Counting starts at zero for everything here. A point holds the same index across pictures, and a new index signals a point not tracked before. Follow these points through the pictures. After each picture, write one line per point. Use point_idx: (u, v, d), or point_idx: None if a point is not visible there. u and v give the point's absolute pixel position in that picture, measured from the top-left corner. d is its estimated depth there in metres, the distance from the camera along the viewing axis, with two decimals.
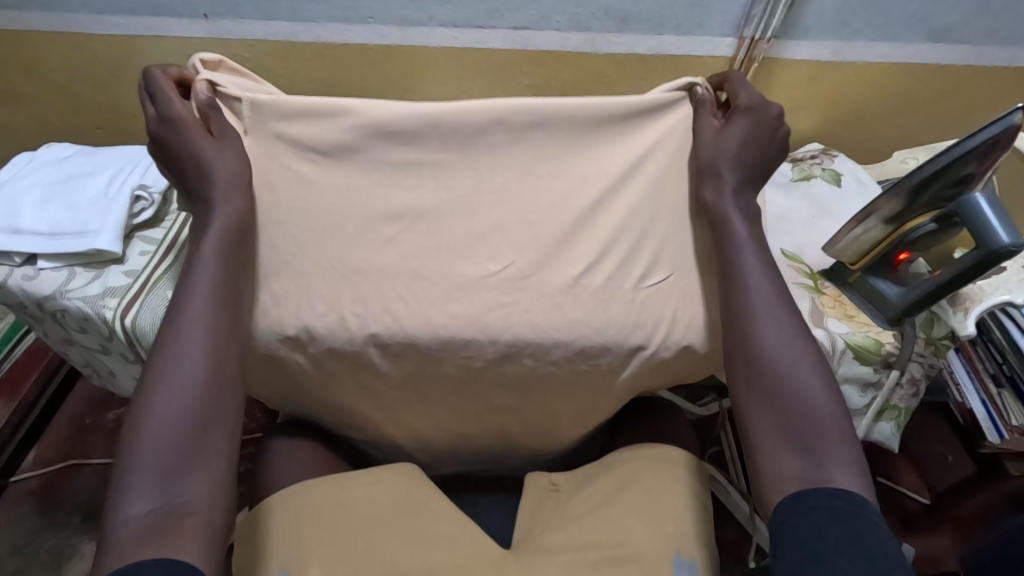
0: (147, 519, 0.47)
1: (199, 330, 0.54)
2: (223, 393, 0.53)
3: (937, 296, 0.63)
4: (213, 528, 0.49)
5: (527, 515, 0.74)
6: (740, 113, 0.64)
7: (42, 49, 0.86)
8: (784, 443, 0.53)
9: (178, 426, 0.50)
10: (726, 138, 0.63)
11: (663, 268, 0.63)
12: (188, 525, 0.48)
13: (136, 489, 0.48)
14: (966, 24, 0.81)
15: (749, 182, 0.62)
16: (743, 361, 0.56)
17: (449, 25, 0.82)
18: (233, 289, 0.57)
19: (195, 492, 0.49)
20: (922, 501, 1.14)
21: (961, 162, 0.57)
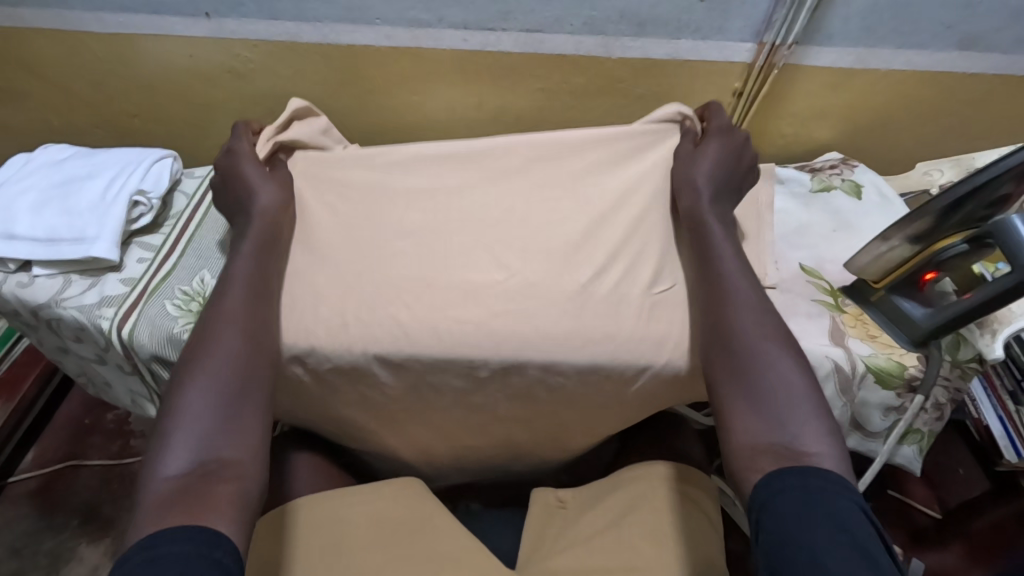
0: (175, 494, 0.46)
1: (232, 319, 0.56)
2: (260, 369, 0.54)
3: (966, 318, 0.59)
4: (243, 502, 0.47)
5: (533, 535, 0.72)
6: (714, 135, 0.68)
7: (40, 47, 0.84)
8: (764, 428, 0.50)
9: (207, 409, 0.50)
10: (700, 155, 0.67)
11: (669, 276, 0.63)
12: (224, 489, 0.47)
13: (174, 452, 0.48)
14: (997, 32, 0.77)
15: (721, 197, 0.65)
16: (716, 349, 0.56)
17: (459, 27, 0.79)
18: (262, 280, 0.59)
19: (227, 469, 0.48)
20: (934, 516, 1.11)
21: (997, 180, 0.54)
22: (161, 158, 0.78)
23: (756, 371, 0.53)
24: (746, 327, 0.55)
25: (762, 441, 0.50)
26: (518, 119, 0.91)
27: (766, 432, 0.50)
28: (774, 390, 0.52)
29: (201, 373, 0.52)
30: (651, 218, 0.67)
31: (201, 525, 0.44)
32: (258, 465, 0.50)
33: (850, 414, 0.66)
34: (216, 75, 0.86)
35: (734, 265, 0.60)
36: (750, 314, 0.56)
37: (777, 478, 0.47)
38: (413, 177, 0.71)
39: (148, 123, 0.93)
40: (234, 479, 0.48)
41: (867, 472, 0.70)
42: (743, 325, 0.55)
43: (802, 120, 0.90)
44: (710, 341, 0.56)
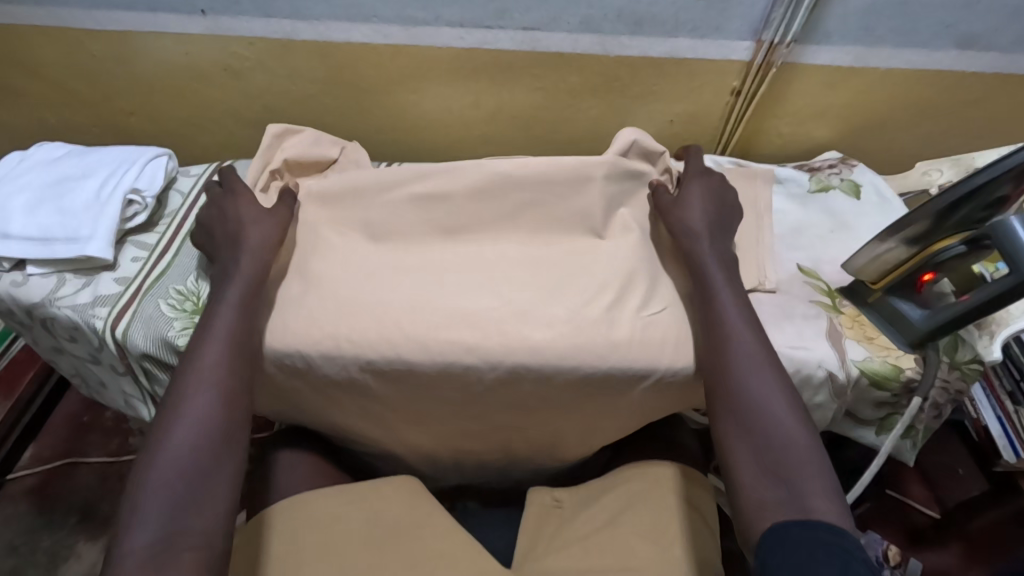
0: (149, 562, 0.47)
1: (208, 378, 0.56)
2: (231, 431, 0.54)
3: (963, 321, 0.59)
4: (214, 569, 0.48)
5: (528, 534, 0.72)
6: (696, 180, 0.70)
7: (34, 44, 0.83)
8: (768, 487, 0.52)
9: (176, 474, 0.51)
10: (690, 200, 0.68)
11: (658, 301, 0.63)
12: (188, 559, 0.47)
13: (140, 522, 0.48)
14: (997, 31, 0.77)
15: (717, 238, 0.66)
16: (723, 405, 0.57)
17: (456, 26, 0.79)
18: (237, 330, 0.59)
19: (193, 538, 0.48)
20: (932, 516, 1.10)
21: (995, 182, 0.54)
22: (156, 157, 0.77)
23: (761, 432, 0.54)
24: (753, 386, 0.56)
25: (766, 493, 0.52)
26: (515, 118, 0.90)
27: (770, 492, 0.52)
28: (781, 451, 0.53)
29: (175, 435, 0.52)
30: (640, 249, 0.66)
31: None
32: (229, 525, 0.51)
33: (842, 409, 0.67)
34: (211, 73, 0.85)
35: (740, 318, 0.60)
36: (758, 371, 0.57)
37: (778, 533, 0.49)
38: (422, 198, 0.69)
39: (144, 121, 0.93)
40: (198, 548, 0.48)
41: (863, 473, 0.68)
42: (751, 387, 0.56)
43: (801, 119, 0.89)
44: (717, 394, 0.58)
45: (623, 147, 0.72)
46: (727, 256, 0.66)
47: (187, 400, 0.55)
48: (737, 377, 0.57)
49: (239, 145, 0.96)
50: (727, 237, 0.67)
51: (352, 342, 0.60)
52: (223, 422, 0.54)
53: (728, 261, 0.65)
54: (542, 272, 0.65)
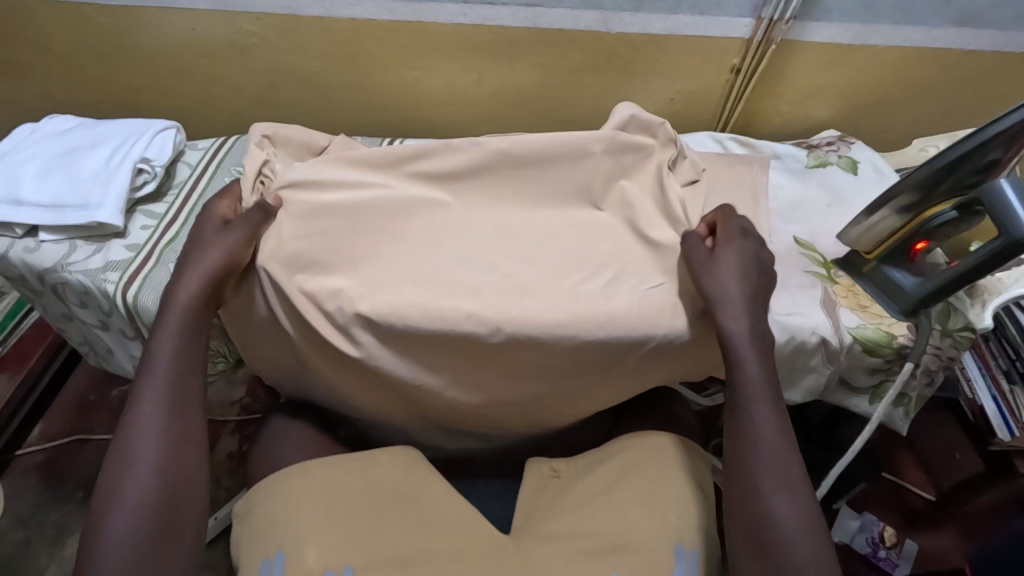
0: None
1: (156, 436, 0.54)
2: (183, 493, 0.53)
3: (954, 286, 0.60)
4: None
5: (526, 501, 0.74)
6: (730, 242, 0.63)
7: (44, 19, 0.85)
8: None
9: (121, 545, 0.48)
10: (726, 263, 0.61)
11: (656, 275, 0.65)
12: None
13: None
14: (994, 9, 0.78)
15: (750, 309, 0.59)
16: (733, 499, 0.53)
17: (459, 2, 0.80)
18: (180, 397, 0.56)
19: None
20: (928, 498, 1.11)
21: (986, 147, 0.55)
22: (165, 129, 0.79)
23: (764, 524, 0.51)
24: (768, 482, 0.52)
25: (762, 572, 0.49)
26: (517, 96, 0.91)
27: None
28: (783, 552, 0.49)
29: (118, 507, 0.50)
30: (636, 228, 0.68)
31: None
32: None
33: (836, 376, 0.68)
34: (219, 49, 0.87)
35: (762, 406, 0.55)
36: (770, 462, 0.53)
37: None
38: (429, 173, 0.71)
39: (152, 98, 0.94)
40: None
41: (856, 440, 0.68)
42: (767, 488, 0.52)
43: (799, 98, 0.90)
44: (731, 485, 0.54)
45: (622, 120, 0.73)
46: (762, 330, 0.59)
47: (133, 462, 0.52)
48: (752, 469, 0.53)
49: (245, 123, 0.97)
50: (765, 308, 0.60)
51: (353, 303, 0.61)
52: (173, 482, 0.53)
53: (760, 335, 0.59)
54: (539, 246, 0.68)
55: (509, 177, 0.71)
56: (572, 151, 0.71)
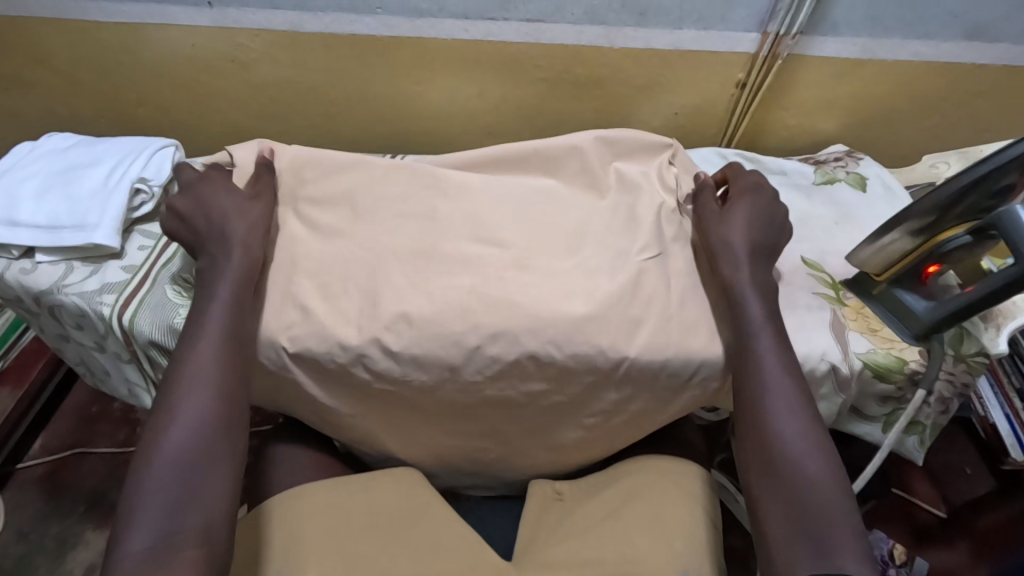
0: (145, 562, 0.46)
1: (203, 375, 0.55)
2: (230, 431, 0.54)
3: (969, 312, 0.59)
4: (209, 570, 0.47)
5: (528, 523, 0.72)
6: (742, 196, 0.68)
7: (44, 36, 0.84)
8: (793, 537, 0.50)
9: (175, 481, 0.49)
10: (733, 217, 0.66)
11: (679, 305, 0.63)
12: (183, 556, 0.46)
13: (140, 520, 0.47)
14: (1006, 21, 0.76)
15: (759, 261, 0.64)
16: (755, 457, 0.55)
17: (460, 17, 0.79)
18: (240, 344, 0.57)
19: (190, 535, 0.47)
20: (939, 514, 1.09)
21: (1000, 171, 0.54)
22: (164, 147, 0.78)
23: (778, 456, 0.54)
24: (786, 436, 0.54)
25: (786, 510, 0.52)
26: (519, 110, 0.90)
27: (792, 546, 0.50)
28: (800, 499, 0.52)
29: (171, 445, 0.51)
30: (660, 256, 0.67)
31: None
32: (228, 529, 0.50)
33: (848, 402, 0.66)
34: (218, 64, 0.86)
35: (774, 360, 0.58)
36: (786, 415, 0.56)
37: None
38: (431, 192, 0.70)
39: (152, 113, 0.94)
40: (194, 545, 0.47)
41: (868, 467, 0.67)
42: (790, 449, 0.54)
43: (806, 112, 0.89)
44: (748, 443, 0.56)
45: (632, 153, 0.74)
46: (768, 283, 0.64)
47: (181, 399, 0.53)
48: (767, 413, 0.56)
49: (245, 137, 0.96)
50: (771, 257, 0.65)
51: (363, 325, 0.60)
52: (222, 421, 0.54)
53: (767, 287, 0.63)
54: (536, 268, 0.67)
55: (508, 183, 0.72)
56: (566, 158, 0.73)
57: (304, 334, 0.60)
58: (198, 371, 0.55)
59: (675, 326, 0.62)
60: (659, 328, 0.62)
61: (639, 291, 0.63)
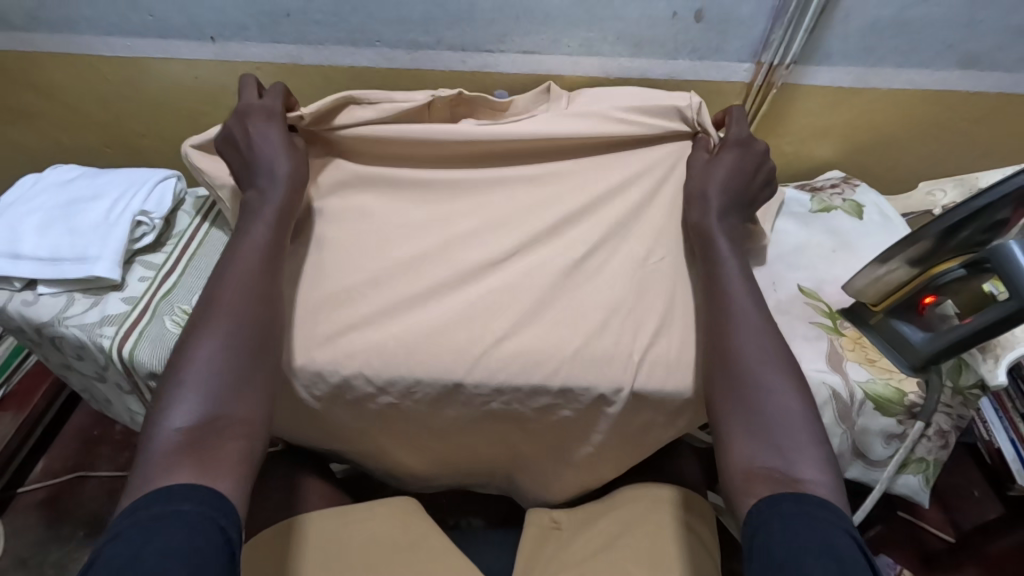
0: (182, 445, 0.49)
1: (240, 283, 0.58)
2: (267, 335, 0.57)
3: (966, 345, 0.58)
4: (248, 460, 0.51)
5: (527, 550, 0.72)
6: (732, 146, 0.70)
7: (50, 70, 0.86)
8: (761, 448, 0.52)
9: (213, 374, 0.53)
10: (714, 173, 0.68)
11: (671, 332, 0.64)
12: (223, 449, 0.50)
13: (180, 406, 0.51)
14: (999, 51, 0.77)
15: (731, 209, 0.67)
16: (727, 374, 0.56)
17: (458, 49, 0.80)
18: (271, 261, 0.61)
19: (230, 428, 0.52)
20: (948, 539, 1.07)
21: (996, 206, 0.54)
22: (165, 179, 0.80)
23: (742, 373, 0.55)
24: (754, 351, 0.56)
25: (748, 434, 0.53)
26: None
27: (761, 457, 0.51)
28: (768, 410, 0.53)
29: (203, 348, 0.54)
30: (654, 282, 0.67)
31: (199, 490, 0.47)
32: (262, 427, 0.54)
33: (850, 440, 0.65)
34: (220, 95, 0.87)
35: (748, 289, 0.61)
36: (755, 336, 0.57)
37: (772, 503, 0.48)
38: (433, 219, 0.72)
39: (156, 142, 0.95)
40: (232, 438, 0.51)
41: (866, 501, 0.68)
42: (763, 364, 0.56)
43: (803, 138, 0.89)
44: (721, 359, 0.57)
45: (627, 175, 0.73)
46: (738, 235, 0.66)
47: (217, 302, 0.57)
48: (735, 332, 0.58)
49: None
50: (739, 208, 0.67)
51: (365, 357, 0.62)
52: (254, 326, 0.57)
53: (736, 234, 0.66)
54: None
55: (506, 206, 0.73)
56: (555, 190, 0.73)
57: (309, 364, 0.63)
58: (235, 282, 0.58)
59: (676, 334, 0.64)
60: (660, 353, 0.63)
61: (634, 314, 0.65)
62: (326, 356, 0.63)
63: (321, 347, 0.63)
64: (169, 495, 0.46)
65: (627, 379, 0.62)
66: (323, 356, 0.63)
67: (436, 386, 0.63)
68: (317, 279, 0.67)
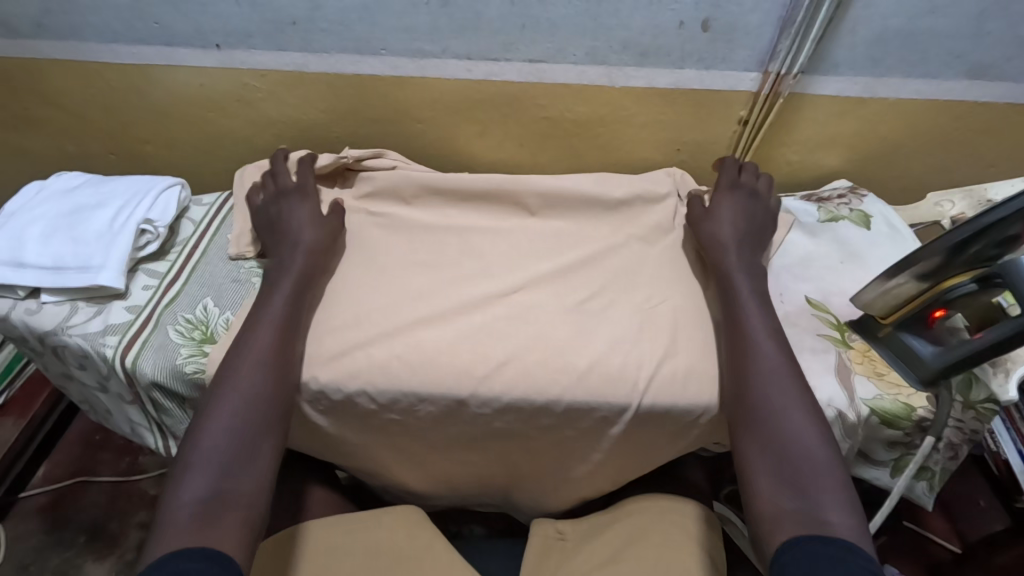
0: (193, 511, 0.51)
1: (257, 353, 0.61)
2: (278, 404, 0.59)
3: (978, 360, 0.57)
4: (253, 528, 0.52)
5: (531, 564, 0.72)
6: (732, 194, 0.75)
7: (55, 76, 0.86)
8: (786, 496, 0.53)
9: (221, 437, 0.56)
10: (721, 227, 0.72)
11: (679, 348, 0.65)
12: (231, 517, 0.52)
13: (194, 473, 0.54)
14: (1008, 61, 0.76)
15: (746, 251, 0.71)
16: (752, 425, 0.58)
17: (463, 58, 0.80)
18: (286, 333, 0.63)
19: (236, 495, 0.53)
20: (954, 549, 1.06)
21: (1006, 221, 0.53)
22: (169, 186, 0.79)
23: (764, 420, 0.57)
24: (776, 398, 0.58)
25: (765, 486, 0.54)
26: (522, 146, 0.91)
27: (774, 502, 0.53)
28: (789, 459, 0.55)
29: (219, 416, 0.57)
30: (661, 304, 0.69)
31: (200, 555, 0.47)
32: (267, 496, 0.55)
33: (854, 449, 0.65)
34: (224, 103, 0.87)
35: (763, 332, 0.63)
36: (772, 380, 0.59)
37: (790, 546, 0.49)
38: (446, 247, 0.76)
39: (160, 149, 0.95)
40: (240, 507, 0.53)
41: (878, 514, 0.66)
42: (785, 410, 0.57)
43: (810, 149, 0.89)
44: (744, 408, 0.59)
45: (628, 198, 0.79)
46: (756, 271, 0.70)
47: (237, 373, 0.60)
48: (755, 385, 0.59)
49: None
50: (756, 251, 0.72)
51: (375, 368, 0.63)
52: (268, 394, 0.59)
53: (756, 272, 0.69)
54: (539, 316, 0.68)
55: (513, 236, 0.78)
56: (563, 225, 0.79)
57: (319, 373, 0.63)
58: (252, 352, 0.61)
59: (683, 355, 0.65)
60: (666, 372, 0.63)
61: (638, 331, 0.67)
62: (334, 369, 0.63)
63: (328, 359, 0.63)
64: (187, 557, 0.47)
65: (635, 395, 0.62)
66: (329, 371, 0.63)
67: (442, 396, 0.63)
68: (334, 299, 0.69)
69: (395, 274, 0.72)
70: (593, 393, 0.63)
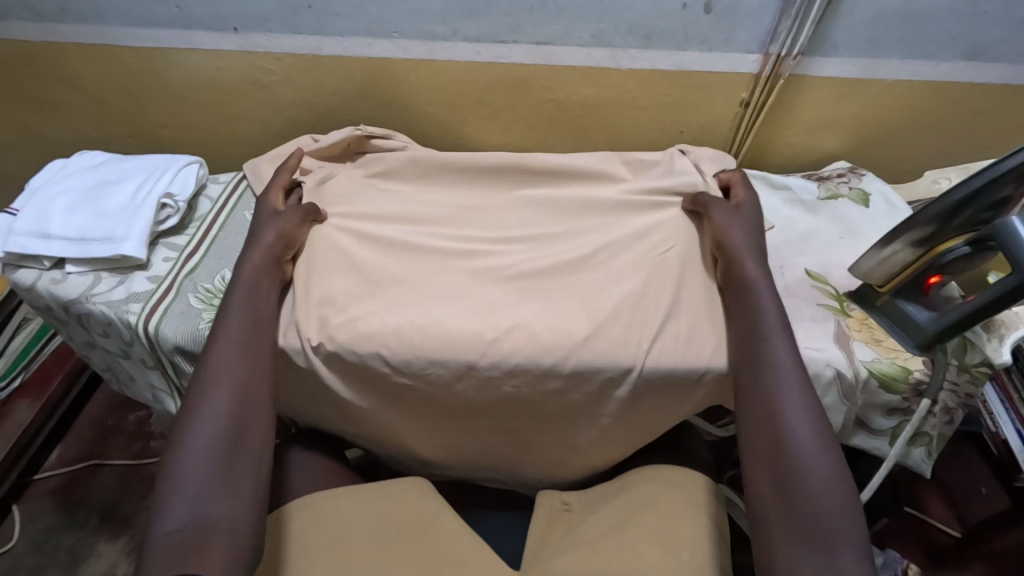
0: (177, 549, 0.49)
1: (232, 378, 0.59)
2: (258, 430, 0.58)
3: (972, 321, 0.60)
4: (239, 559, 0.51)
5: (537, 533, 0.73)
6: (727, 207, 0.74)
7: (78, 60, 0.89)
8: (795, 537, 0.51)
9: (198, 479, 0.53)
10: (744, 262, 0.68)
11: (681, 313, 0.68)
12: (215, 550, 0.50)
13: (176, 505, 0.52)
14: (1003, 42, 0.78)
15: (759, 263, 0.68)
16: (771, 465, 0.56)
17: (473, 40, 0.82)
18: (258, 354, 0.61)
19: (220, 527, 0.51)
20: (954, 534, 1.07)
21: (997, 184, 0.55)
22: (188, 164, 0.82)
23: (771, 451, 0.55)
24: (801, 437, 0.55)
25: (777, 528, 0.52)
26: (529, 128, 0.93)
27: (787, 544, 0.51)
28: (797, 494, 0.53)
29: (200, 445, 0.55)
30: (662, 268, 0.72)
31: None
32: (252, 523, 0.54)
33: (852, 415, 0.67)
34: (240, 87, 0.90)
35: (774, 357, 0.60)
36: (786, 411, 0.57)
37: None
38: (457, 222, 0.78)
39: (176, 133, 0.98)
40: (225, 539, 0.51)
41: (874, 478, 0.68)
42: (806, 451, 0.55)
43: (810, 130, 0.91)
44: (764, 446, 0.56)
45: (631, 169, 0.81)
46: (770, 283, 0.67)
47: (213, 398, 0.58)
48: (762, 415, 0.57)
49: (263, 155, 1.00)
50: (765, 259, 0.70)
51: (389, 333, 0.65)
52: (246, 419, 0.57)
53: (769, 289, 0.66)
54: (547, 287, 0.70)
55: (521, 214, 0.80)
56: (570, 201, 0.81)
57: (334, 336, 0.66)
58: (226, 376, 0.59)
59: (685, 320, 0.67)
60: (669, 336, 0.66)
61: (642, 299, 0.68)
62: (348, 334, 0.65)
63: (343, 326, 0.66)
64: None
65: (640, 355, 0.64)
66: (344, 335, 0.65)
67: (452, 361, 0.65)
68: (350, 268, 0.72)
69: (408, 246, 0.75)
70: (599, 359, 0.65)
